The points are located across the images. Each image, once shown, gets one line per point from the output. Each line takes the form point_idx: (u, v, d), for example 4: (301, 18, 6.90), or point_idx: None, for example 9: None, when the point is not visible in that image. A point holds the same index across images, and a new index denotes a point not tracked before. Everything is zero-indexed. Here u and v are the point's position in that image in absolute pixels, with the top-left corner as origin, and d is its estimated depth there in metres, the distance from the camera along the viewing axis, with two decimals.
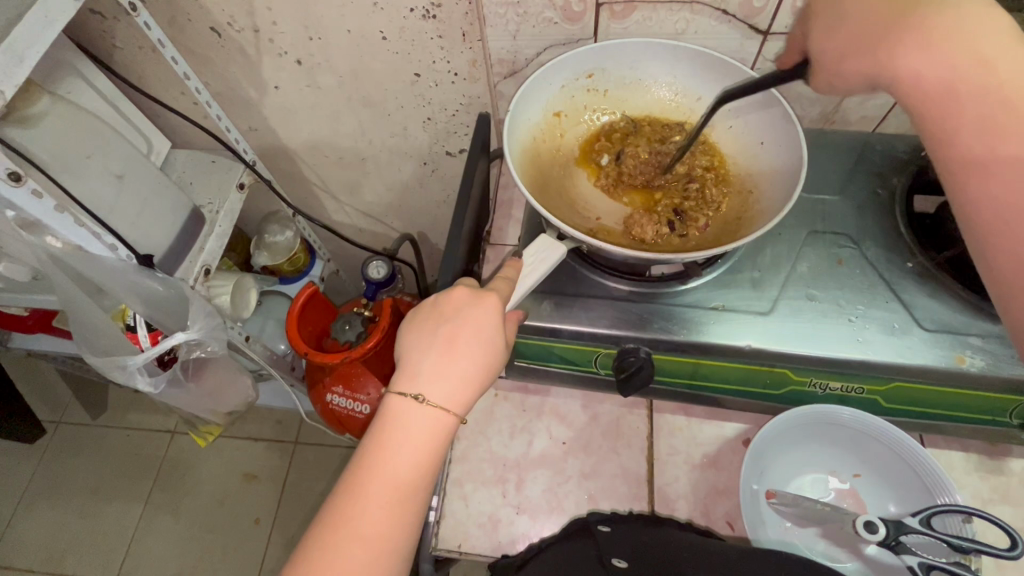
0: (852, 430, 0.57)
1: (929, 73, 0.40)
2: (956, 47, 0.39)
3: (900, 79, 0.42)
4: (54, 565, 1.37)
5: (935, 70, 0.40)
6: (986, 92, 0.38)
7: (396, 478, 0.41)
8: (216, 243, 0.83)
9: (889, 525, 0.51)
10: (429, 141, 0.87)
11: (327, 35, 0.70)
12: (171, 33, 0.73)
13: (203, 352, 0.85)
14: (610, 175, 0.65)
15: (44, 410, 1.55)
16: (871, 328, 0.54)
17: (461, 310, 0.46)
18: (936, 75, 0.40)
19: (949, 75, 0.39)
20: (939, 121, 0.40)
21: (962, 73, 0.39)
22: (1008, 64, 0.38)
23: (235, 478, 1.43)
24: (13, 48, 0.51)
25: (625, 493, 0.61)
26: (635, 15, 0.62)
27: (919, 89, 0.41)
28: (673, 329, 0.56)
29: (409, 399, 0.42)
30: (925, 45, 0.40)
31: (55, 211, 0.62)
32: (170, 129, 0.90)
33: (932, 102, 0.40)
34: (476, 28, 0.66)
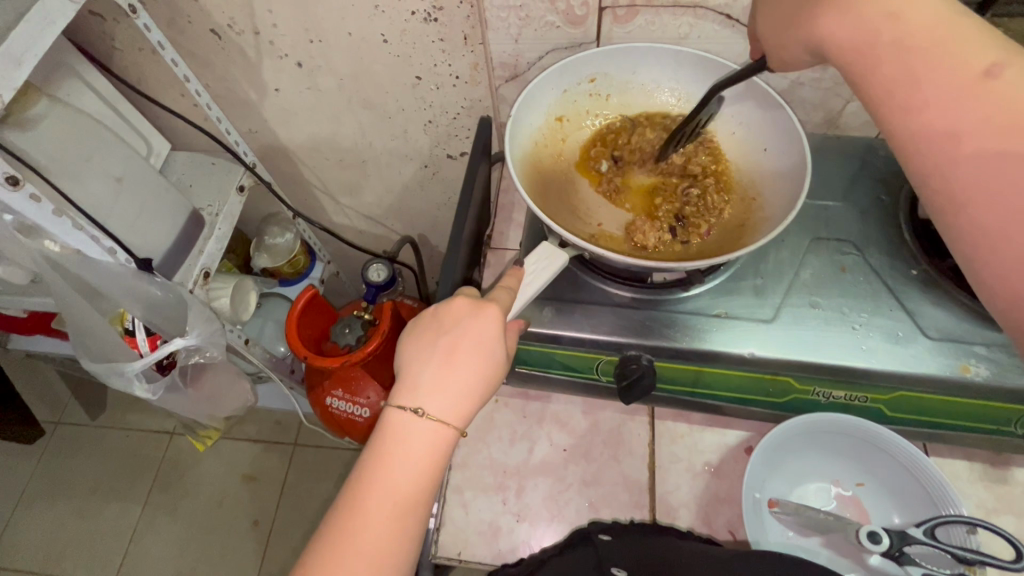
0: (855, 439, 0.56)
1: (847, 32, 0.40)
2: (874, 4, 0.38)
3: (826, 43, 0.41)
4: (52, 566, 1.37)
5: (856, 29, 0.39)
6: (902, 43, 0.37)
7: (396, 494, 0.40)
8: (215, 246, 0.83)
9: (893, 536, 0.51)
10: (430, 144, 0.86)
11: (327, 38, 0.69)
12: (170, 35, 0.73)
13: (202, 356, 0.85)
14: (611, 179, 0.64)
15: (43, 410, 1.54)
16: (875, 336, 0.53)
17: (462, 321, 0.45)
18: (857, 31, 0.39)
19: (868, 32, 0.38)
20: (863, 77, 0.39)
21: (876, 25, 0.38)
22: (925, 13, 0.37)
23: (234, 479, 1.42)
24: (11, 51, 0.51)
25: (626, 501, 0.60)
26: (638, 19, 0.62)
27: (843, 50, 0.40)
28: (675, 336, 0.55)
29: (408, 412, 0.42)
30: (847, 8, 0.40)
31: (53, 215, 0.61)
32: (169, 130, 0.89)
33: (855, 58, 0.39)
34: (477, 31, 0.66)
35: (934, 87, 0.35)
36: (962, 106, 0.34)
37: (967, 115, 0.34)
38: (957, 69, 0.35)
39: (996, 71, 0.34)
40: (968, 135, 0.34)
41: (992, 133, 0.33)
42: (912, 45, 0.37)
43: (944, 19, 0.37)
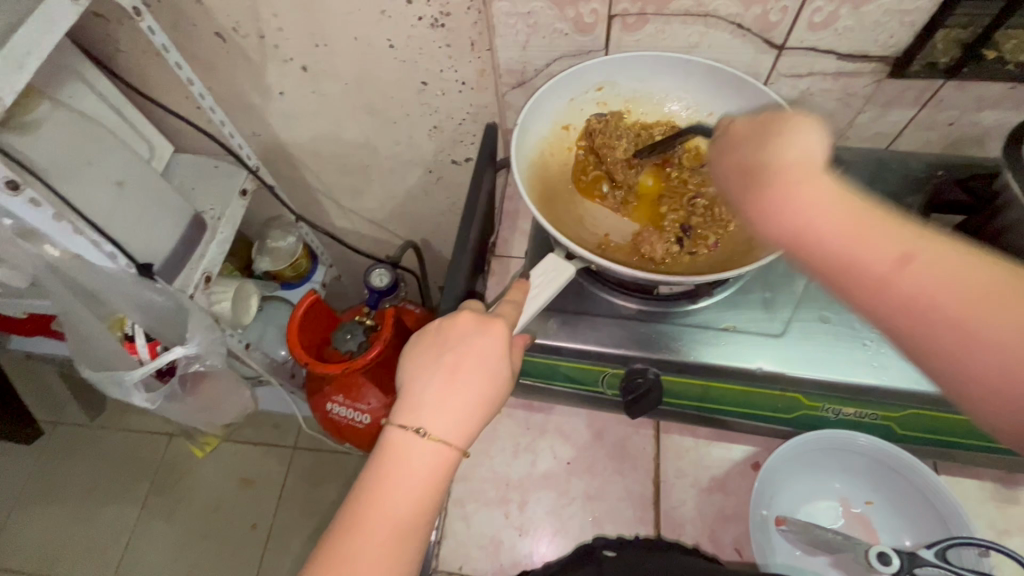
0: (864, 457, 0.56)
1: (779, 229, 0.36)
2: (792, 204, 0.36)
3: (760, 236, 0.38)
4: (47, 568, 1.36)
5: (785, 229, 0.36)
6: (831, 241, 0.35)
7: (397, 516, 0.39)
8: (218, 250, 0.82)
9: (903, 556, 0.49)
10: (434, 149, 0.86)
11: (332, 42, 0.69)
12: (174, 37, 0.72)
13: (202, 365, 0.83)
14: (614, 201, 0.62)
15: (41, 409, 1.54)
16: (887, 353, 0.52)
17: (465, 339, 0.45)
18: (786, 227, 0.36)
19: (797, 232, 0.36)
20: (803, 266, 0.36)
21: (805, 223, 0.35)
22: (833, 204, 0.35)
23: (232, 483, 1.41)
24: (12, 55, 0.50)
25: (630, 517, 0.59)
26: (647, 28, 0.61)
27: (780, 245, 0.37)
28: (682, 350, 0.54)
29: (409, 432, 0.41)
30: (768, 206, 0.37)
31: (54, 220, 0.60)
32: (172, 132, 0.89)
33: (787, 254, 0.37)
34: (485, 37, 0.65)
35: (876, 278, 0.33)
36: (912, 292, 0.32)
37: (919, 306, 0.32)
38: (879, 267, 0.33)
39: (905, 267, 0.33)
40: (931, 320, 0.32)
41: (947, 333, 0.32)
42: (835, 244, 0.34)
43: (851, 208, 0.35)
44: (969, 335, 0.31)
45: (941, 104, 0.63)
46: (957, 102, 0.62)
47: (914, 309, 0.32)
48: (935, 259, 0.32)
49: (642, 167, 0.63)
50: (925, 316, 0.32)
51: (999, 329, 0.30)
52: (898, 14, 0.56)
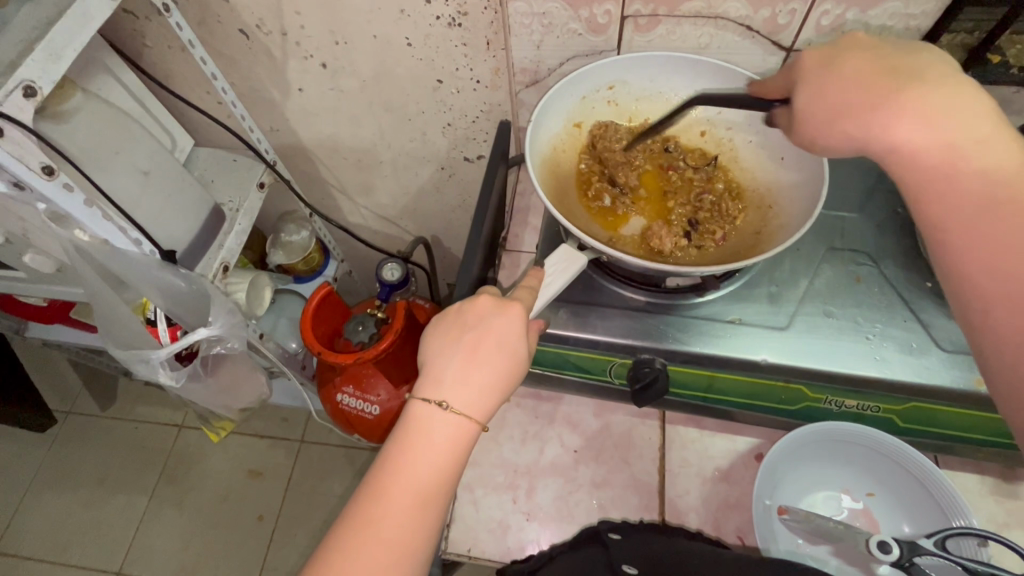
0: (865, 449, 0.57)
1: (930, 141, 0.39)
2: (956, 121, 0.39)
3: (900, 143, 0.40)
4: (58, 553, 1.38)
5: (938, 139, 0.39)
6: (982, 168, 0.38)
7: (418, 484, 0.41)
8: (236, 240, 0.84)
9: (903, 546, 0.50)
10: (448, 146, 0.88)
11: (352, 40, 0.71)
12: (200, 34, 0.74)
13: (222, 347, 0.87)
14: (622, 204, 0.64)
15: (55, 399, 1.57)
16: (888, 346, 0.53)
17: (485, 319, 0.47)
18: (937, 142, 0.39)
19: (951, 149, 0.39)
20: (930, 185, 0.39)
21: (959, 149, 0.38)
22: (996, 141, 0.38)
23: (240, 474, 1.43)
24: (51, 47, 0.53)
25: (636, 503, 0.61)
26: (659, 29, 0.63)
27: (917, 159, 0.40)
28: (688, 340, 0.56)
29: (432, 406, 0.43)
30: (918, 114, 0.39)
31: (84, 205, 0.62)
32: (194, 127, 0.91)
33: (920, 172, 0.40)
34: (500, 37, 0.67)
35: (994, 216, 0.37)
36: (1021, 242, 0.36)
37: (1021, 254, 0.36)
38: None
39: None
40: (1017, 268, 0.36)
41: None
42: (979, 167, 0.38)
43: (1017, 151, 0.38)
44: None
45: None
46: None
47: None
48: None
49: (648, 169, 0.66)
50: (1008, 269, 0.36)
51: None
52: (904, 18, 0.57)
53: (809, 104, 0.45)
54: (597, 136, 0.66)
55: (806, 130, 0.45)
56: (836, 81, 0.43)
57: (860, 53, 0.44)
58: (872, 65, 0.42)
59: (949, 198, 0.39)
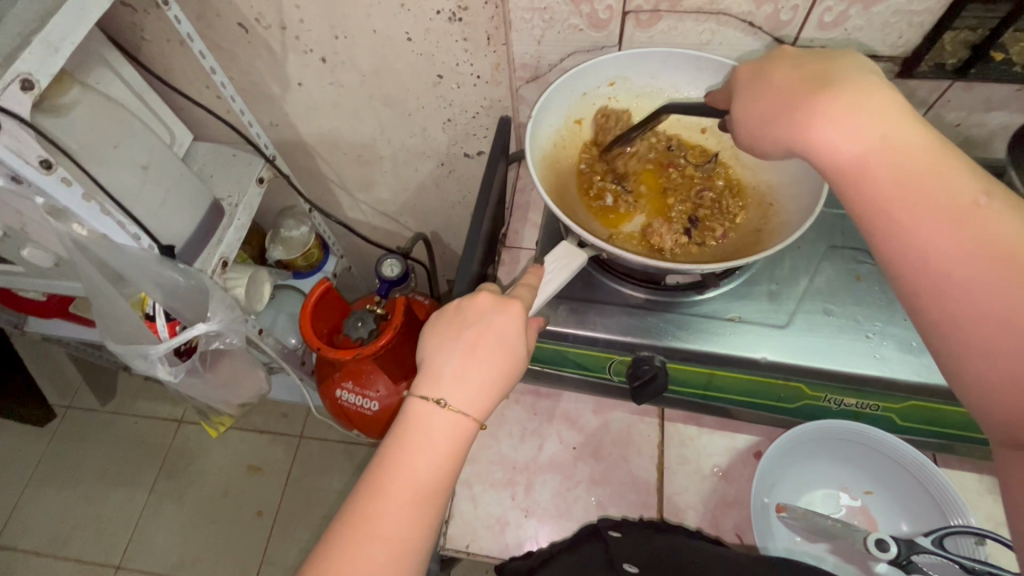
0: (864, 448, 0.57)
1: (843, 143, 0.38)
2: (867, 120, 0.38)
3: (816, 149, 0.40)
4: (57, 547, 1.38)
5: (852, 141, 0.38)
6: (898, 164, 0.37)
7: (417, 481, 0.41)
8: (235, 236, 0.84)
9: (901, 544, 0.50)
10: (448, 142, 0.87)
11: (353, 34, 0.70)
12: (199, 28, 0.74)
13: (221, 343, 0.86)
14: (623, 203, 0.63)
15: (55, 393, 1.57)
16: (889, 345, 0.53)
17: (485, 317, 0.46)
18: (851, 144, 0.38)
19: (862, 149, 0.38)
20: (850, 188, 0.39)
21: (871, 147, 0.38)
22: (910, 134, 0.38)
23: (239, 469, 1.44)
24: (48, 39, 0.52)
25: (635, 501, 0.61)
26: (660, 25, 0.62)
27: (835, 162, 0.39)
28: (687, 337, 0.56)
29: (431, 403, 0.43)
30: (831, 117, 0.39)
31: (82, 200, 0.62)
32: (193, 121, 0.91)
33: (839, 177, 0.39)
34: (501, 32, 0.67)
35: (917, 212, 0.36)
36: (948, 236, 0.35)
37: (949, 250, 0.35)
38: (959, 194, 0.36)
39: (985, 201, 0.35)
40: (952, 264, 0.35)
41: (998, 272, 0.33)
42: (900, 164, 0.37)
43: (932, 143, 0.37)
44: (990, 293, 0.33)
45: (947, 105, 0.64)
46: (965, 101, 0.63)
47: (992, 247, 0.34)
48: (1003, 209, 0.35)
49: (648, 166, 0.66)
50: (942, 264, 0.35)
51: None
52: (908, 14, 0.57)
53: (746, 115, 0.46)
54: (597, 133, 0.65)
55: (745, 137, 0.46)
56: (765, 91, 0.44)
57: (786, 62, 0.44)
58: (794, 73, 0.43)
59: (871, 199, 0.38)
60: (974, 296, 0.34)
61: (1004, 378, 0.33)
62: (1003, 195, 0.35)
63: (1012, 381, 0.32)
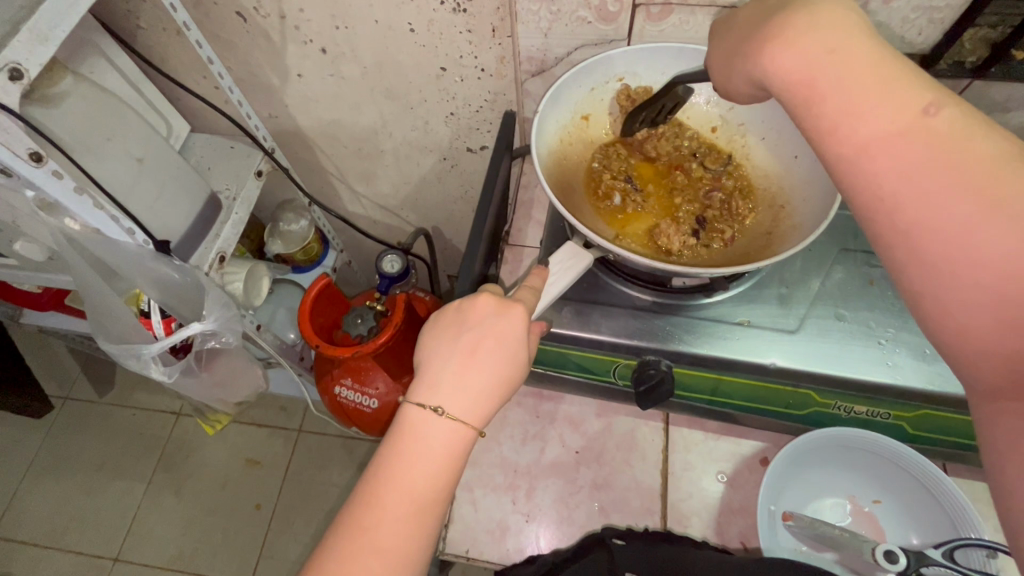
0: (872, 456, 0.56)
1: (795, 66, 0.38)
2: (818, 39, 0.38)
3: (771, 75, 0.40)
4: (54, 539, 1.38)
5: (803, 64, 0.38)
6: (847, 81, 0.36)
7: (414, 493, 0.40)
8: (233, 231, 0.83)
9: (910, 556, 0.49)
10: (450, 136, 0.85)
11: (354, 24, 0.68)
12: (195, 16, 0.72)
13: (217, 342, 0.85)
14: (632, 202, 0.62)
15: (53, 384, 1.56)
16: (901, 352, 0.52)
17: (484, 322, 0.45)
18: (803, 67, 0.38)
19: (813, 69, 0.37)
20: (802, 112, 0.39)
21: (820, 66, 0.37)
22: (861, 49, 0.37)
23: (237, 463, 1.43)
24: (39, 28, 0.50)
25: (638, 507, 0.60)
26: (671, 19, 0.60)
27: (787, 86, 0.39)
28: (694, 341, 0.54)
29: (428, 412, 0.42)
30: (784, 43, 0.39)
31: (73, 193, 0.60)
32: (190, 111, 0.89)
33: (793, 101, 0.39)
34: (506, 24, 0.64)
35: (869, 132, 0.35)
36: (898, 154, 0.34)
37: (901, 170, 0.34)
38: (907, 106, 0.35)
39: (932, 110, 0.35)
40: (903, 183, 0.34)
41: (940, 182, 0.33)
42: (848, 79, 0.36)
43: (883, 55, 0.37)
44: (943, 211, 0.33)
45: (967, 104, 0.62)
46: (985, 102, 0.61)
47: (932, 158, 0.34)
48: (950, 119, 0.34)
49: (656, 162, 0.64)
50: (894, 187, 0.35)
51: (967, 208, 0.32)
52: (928, 11, 0.55)
53: (716, 54, 0.47)
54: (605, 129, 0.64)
55: (717, 76, 0.47)
56: (730, 30, 0.45)
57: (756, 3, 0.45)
58: (758, 10, 0.43)
59: (822, 122, 0.37)
60: (918, 211, 0.34)
61: (955, 293, 0.33)
62: (952, 104, 0.35)
63: (961, 295, 0.33)
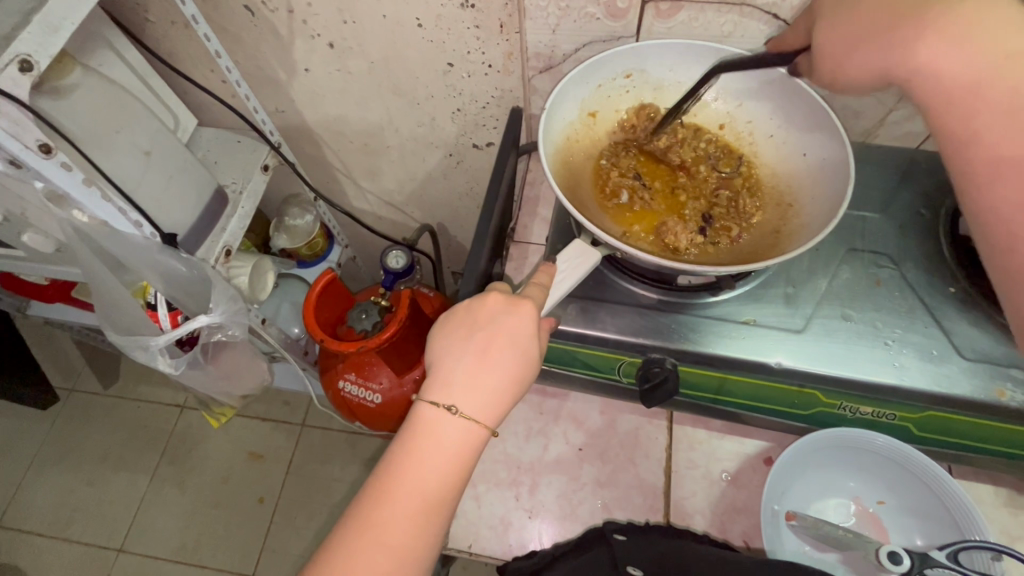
0: (879, 457, 0.56)
1: (956, 67, 0.38)
2: (984, 39, 0.37)
3: (920, 70, 0.39)
4: (59, 529, 1.39)
5: (965, 61, 0.37)
6: (1012, 91, 0.36)
7: (424, 489, 0.41)
8: (238, 225, 0.82)
9: (914, 556, 0.49)
10: (457, 132, 0.85)
11: (362, 19, 0.68)
12: (204, 10, 0.72)
13: (224, 335, 0.86)
14: (639, 199, 0.62)
15: (57, 376, 1.57)
16: (907, 353, 0.51)
17: (496, 320, 0.45)
18: (962, 65, 0.38)
19: (976, 72, 0.37)
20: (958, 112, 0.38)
21: (989, 66, 0.37)
22: None
23: (241, 456, 1.44)
24: (49, 19, 0.51)
25: (640, 504, 0.60)
26: (681, 15, 0.60)
27: (940, 83, 0.39)
28: (700, 340, 0.54)
29: (441, 410, 0.42)
30: (945, 36, 0.38)
31: (82, 184, 0.61)
32: (197, 105, 0.89)
33: (945, 101, 0.39)
34: (514, 19, 0.64)
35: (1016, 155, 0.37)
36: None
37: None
38: None
39: None
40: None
41: None
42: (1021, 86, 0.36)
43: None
44: None
45: None
46: None
47: None
48: None
49: (666, 161, 0.64)
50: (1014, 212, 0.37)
51: None
52: None
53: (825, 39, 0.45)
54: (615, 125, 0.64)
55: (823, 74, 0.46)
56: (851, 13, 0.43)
57: None
58: None
59: (960, 130, 0.39)
60: None
61: None
62: None
63: None
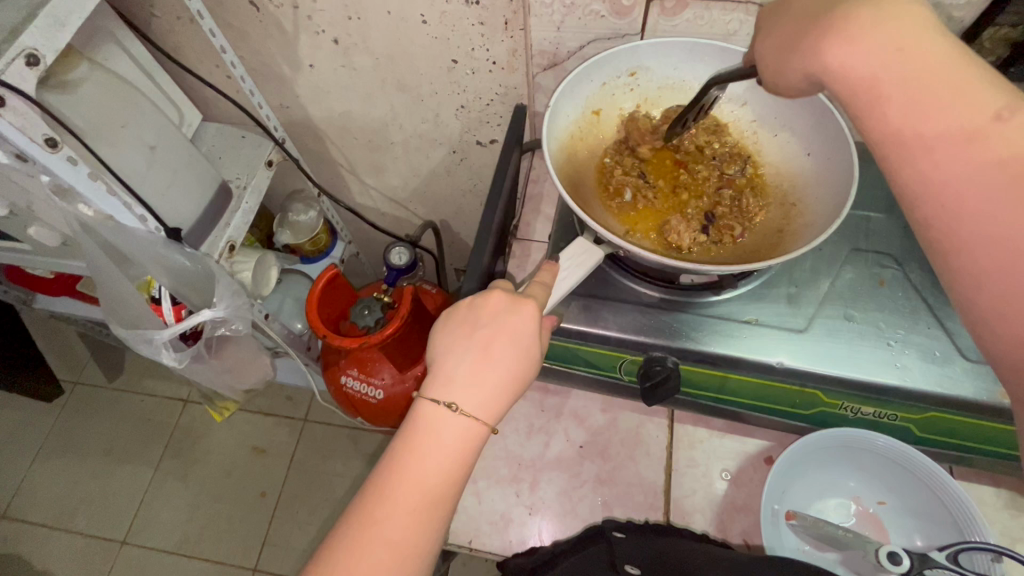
0: (881, 458, 0.56)
1: (854, 63, 0.37)
2: (887, 39, 0.36)
3: (829, 71, 0.38)
4: (64, 521, 1.40)
5: (863, 60, 0.36)
6: (911, 79, 0.35)
7: (425, 485, 0.41)
8: (243, 220, 0.83)
9: (914, 557, 0.49)
10: (461, 129, 0.85)
11: (367, 15, 0.68)
12: (210, 5, 0.72)
13: (226, 330, 0.86)
14: (643, 198, 0.62)
15: (63, 368, 1.58)
16: (910, 354, 0.51)
17: (498, 318, 0.45)
18: (861, 61, 0.36)
19: (876, 63, 0.36)
20: (864, 112, 0.37)
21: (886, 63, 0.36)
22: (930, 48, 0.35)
23: (244, 450, 1.44)
24: (55, 13, 0.51)
25: (640, 502, 0.60)
26: (686, 14, 0.60)
27: (848, 82, 0.37)
28: (702, 339, 0.54)
29: (441, 407, 0.42)
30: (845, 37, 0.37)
31: (89, 178, 0.61)
32: (202, 100, 0.89)
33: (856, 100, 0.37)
34: (519, 17, 0.64)
35: (947, 137, 0.34)
36: (954, 162, 0.33)
37: (959, 180, 0.33)
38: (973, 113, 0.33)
39: (1005, 114, 0.33)
40: (965, 191, 0.33)
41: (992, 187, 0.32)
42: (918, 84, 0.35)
43: (957, 54, 0.35)
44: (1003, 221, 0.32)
45: None
46: None
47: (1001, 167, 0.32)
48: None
49: (670, 160, 0.64)
50: (950, 198, 0.34)
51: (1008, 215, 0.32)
52: (948, 8, 0.54)
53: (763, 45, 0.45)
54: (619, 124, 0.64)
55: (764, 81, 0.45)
56: (788, 17, 0.42)
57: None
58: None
59: (878, 133, 0.37)
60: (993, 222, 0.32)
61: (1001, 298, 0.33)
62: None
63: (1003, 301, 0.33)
